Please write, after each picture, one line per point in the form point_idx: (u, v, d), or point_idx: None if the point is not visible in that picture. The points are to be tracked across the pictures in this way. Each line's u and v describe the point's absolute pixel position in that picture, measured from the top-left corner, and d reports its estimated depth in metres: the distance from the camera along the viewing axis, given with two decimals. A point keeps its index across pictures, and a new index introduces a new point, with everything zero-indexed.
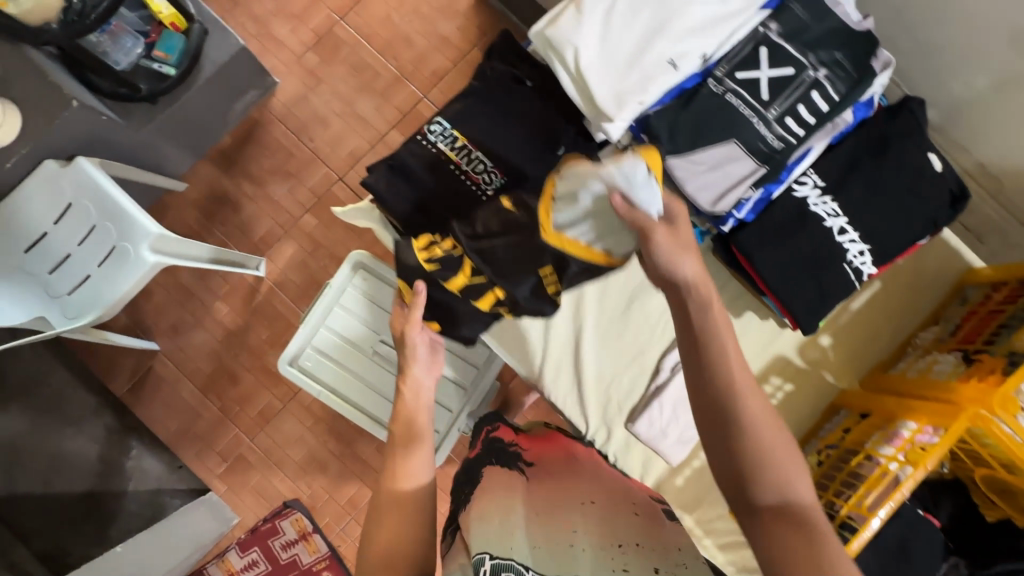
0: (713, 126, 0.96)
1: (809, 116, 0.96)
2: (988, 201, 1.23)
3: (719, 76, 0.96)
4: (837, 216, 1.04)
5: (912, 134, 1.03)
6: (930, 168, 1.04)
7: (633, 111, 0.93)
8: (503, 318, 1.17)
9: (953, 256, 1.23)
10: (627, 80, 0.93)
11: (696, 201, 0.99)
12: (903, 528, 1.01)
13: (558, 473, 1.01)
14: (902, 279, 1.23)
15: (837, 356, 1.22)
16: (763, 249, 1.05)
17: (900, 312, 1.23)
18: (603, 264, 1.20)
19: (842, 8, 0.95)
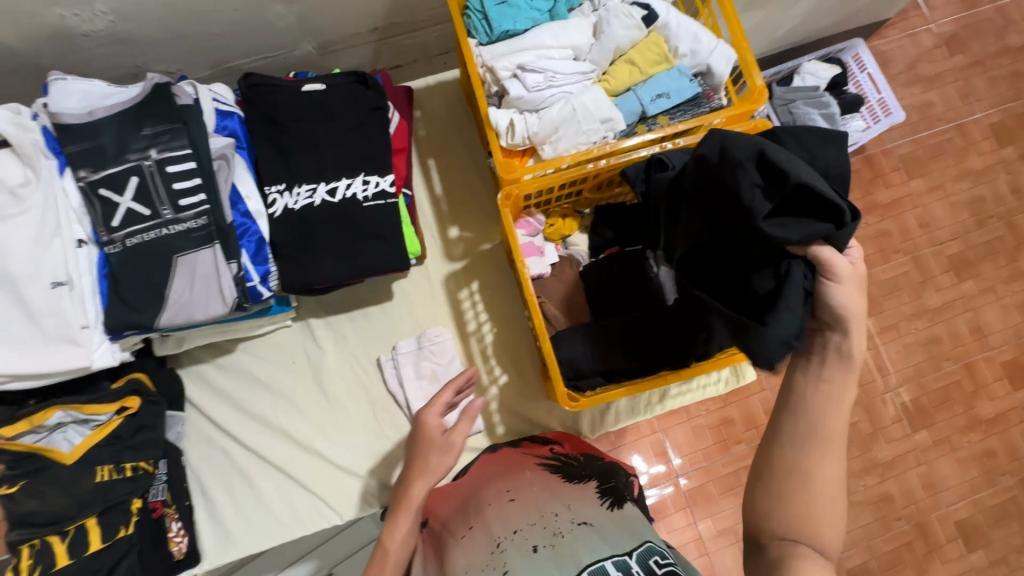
0: (150, 269, 0.95)
1: (193, 179, 0.96)
2: (413, 34, 1.30)
3: (106, 238, 0.94)
4: (316, 189, 1.06)
5: (278, 92, 1.07)
6: (317, 93, 1.09)
7: (89, 336, 0.92)
8: (265, 519, 1.13)
9: (441, 87, 1.31)
10: (53, 330, 0.90)
11: (215, 314, 0.98)
12: (603, 279, 1.07)
13: (455, 514, 0.97)
14: (437, 137, 1.29)
15: (473, 228, 1.26)
16: (311, 267, 1.05)
17: (465, 155, 1.29)
18: (273, 396, 1.18)
19: (97, 107, 0.94)
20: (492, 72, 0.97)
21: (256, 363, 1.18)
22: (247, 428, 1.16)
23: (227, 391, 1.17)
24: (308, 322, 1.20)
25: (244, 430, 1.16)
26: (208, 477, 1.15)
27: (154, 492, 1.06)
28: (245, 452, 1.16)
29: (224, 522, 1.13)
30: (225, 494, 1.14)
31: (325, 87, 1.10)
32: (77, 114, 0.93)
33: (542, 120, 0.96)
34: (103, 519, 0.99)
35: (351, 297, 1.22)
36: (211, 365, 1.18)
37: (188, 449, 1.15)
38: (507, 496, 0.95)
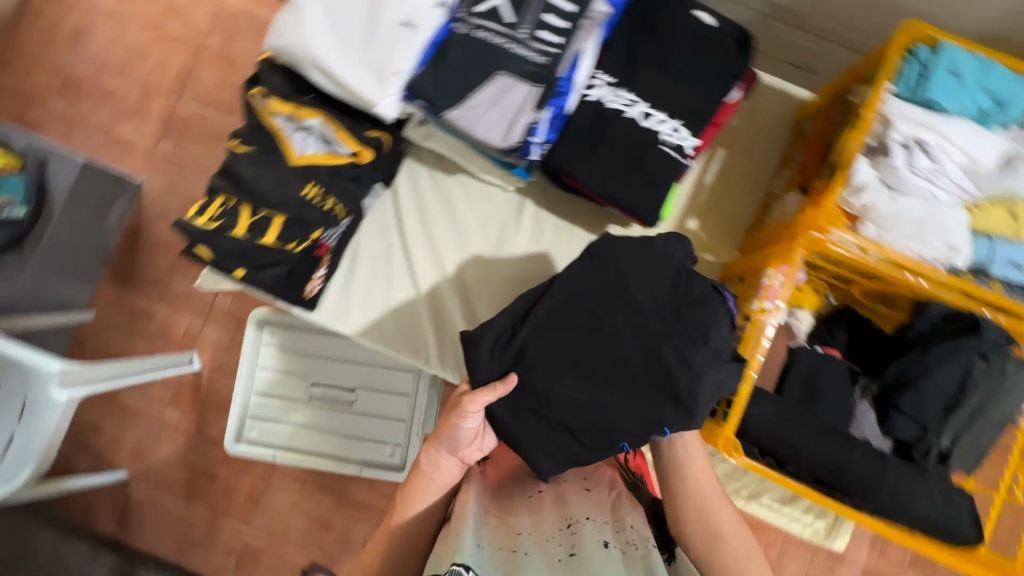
0: (475, 67, 0.96)
1: (562, 24, 0.96)
2: (797, 33, 1.22)
3: (462, 20, 0.97)
4: (633, 105, 1.04)
5: (670, 4, 1.06)
6: (703, 25, 1.05)
7: (394, 83, 0.95)
8: (380, 320, 1.19)
9: (781, 98, 1.24)
10: (376, 61, 0.94)
11: (490, 143, 0.98)
12: (807, 371, 1.05)
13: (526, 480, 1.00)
14: (743, 137, 1.24)
15: (710, 234, 1.22)
16: (583, 163, 1.04)
17: (753, 171, 1.24)
18: (452, 231, 1.20)
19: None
20: (886, 127, 0.90)
21: (461, 198, 1.21)
22: (419, 243, 1.20)
23: (426, 202, 1.21)
24: (524, 200, 1.22)
25: (416, 242, 1.20)
26: (365, 254, 1.21)
27: (329, 234, 1.11)
28: (403, 260, 1.20)
29: (351, 297, 1.19)
30: (366, 277, 1.20)
31: (715, 24, 1.05)
32: None
33: (895, 202, 0.89)
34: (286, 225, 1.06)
35: (571, 208, 1.21)
36: (429, 173, 1.22)
37: (366, 219, 1.21)
38: (582, 488, 0.96)
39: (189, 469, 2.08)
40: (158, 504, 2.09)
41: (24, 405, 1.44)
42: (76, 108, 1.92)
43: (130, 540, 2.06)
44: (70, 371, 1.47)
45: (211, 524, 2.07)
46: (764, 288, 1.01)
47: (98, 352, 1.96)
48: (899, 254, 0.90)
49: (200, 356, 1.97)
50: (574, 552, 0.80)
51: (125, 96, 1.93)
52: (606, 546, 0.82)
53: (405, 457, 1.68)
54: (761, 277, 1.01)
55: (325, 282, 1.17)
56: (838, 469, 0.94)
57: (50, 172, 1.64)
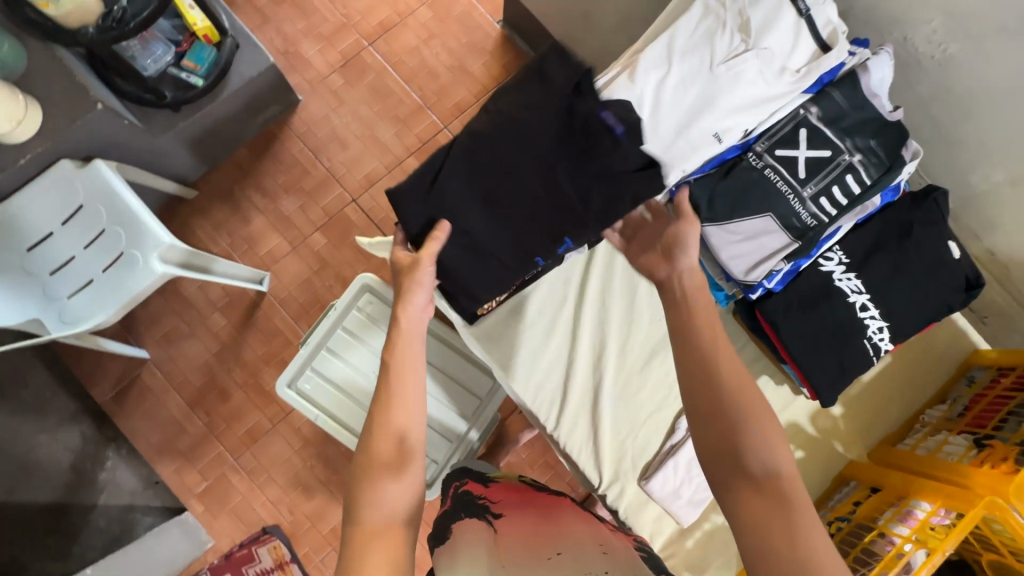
0: (751, 200, 1.00)
1: (842, 199, 1.00)
2: (998, 289, 1.26)
3: (757, 151, 1.00)
4: (857, 294, 1.08)
5: (934, 221, 1.08)
6: (949, 253, 1.09)
7: (676, 178, 0.98)
8: (524, 364, 1.17)
9: (959, 335, 1.27)
10: (676, 153, 0.96)
11: (730, 268, 1.03)
12: None
13: (549, 537, 0.90)
14: (912, 355, 1.27)
15: (847, 427, 1.24)
16: (789, 321, 1.07)
17: (909, 390, 1.26)
18: (625, 315, 1.20)
19: (879, 100, 0.99)
20: None
21: (647, 289, 1.21)
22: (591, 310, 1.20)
23: (613, 277, 1.21)
24: None
25: (588, 309, 1.20)
26: (538, 297, 1.19)
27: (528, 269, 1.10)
28: (570, 319, 1.20)
29: (509, 330, 1.17)
30: (532, 318, 1.18)
31: (958, 259, 1.10)
32: (869, 85, 0.98)
33: None
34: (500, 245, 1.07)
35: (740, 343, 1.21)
36: None
37: (554, 269, 1.19)
38: (599, 551, 0.85)
39: (207, 378, 1.72)
40: (160, 397, 1.70)
41: (121, 255, 1.24)
42: (276, 10, 1.91)
43: (109, 421, 1.66)
44: (175, 246, 1.29)
45: (199, 440, 1.69)
46: (911, 517, 1.03)
47: (176, 232, 1.81)
48: None
49: (272, 279, 1.79)
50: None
51: (325, 20, 1.94)
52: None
53: (437, 479, 1.37)
54: (915, 508, 1.02)
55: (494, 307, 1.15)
56: None
57: (237, 55, 1.54)
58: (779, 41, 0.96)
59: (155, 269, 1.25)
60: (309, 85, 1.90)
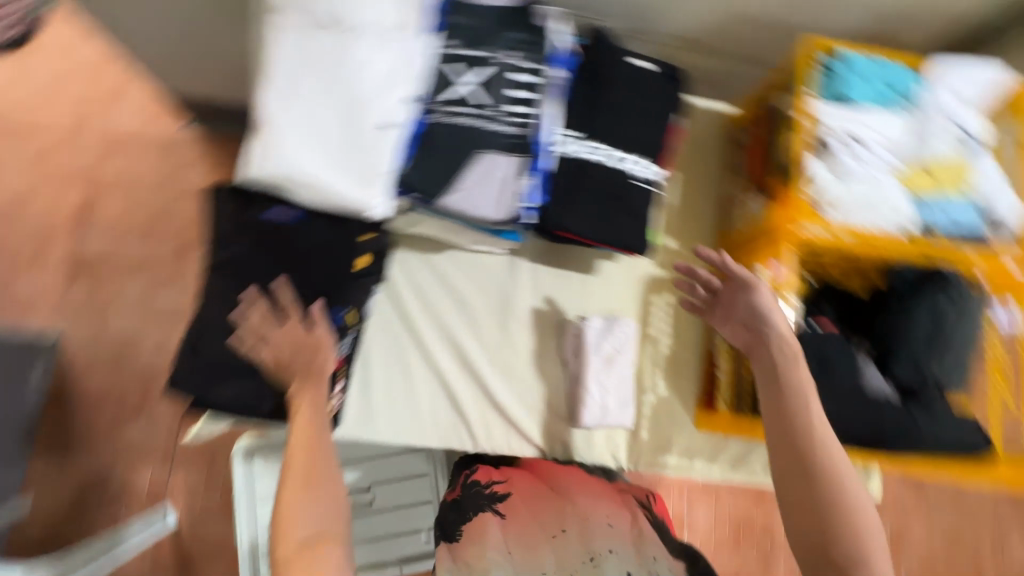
0: (455, 153, 0.85)
1: (523, 95, 0.87)
2: (752, 68, 1.10)
3: (429, 110, 0.84)
4: (617, 157, 0.89)
5: (599, 62, 0.90)
6: (641, 72, 0.91)
7: (384, 183, 0.82)
8: (409, 422, 0.93)
9: (710, 115, 1.11)
10: (335, 152, 0.80)
11: (481, 215, 0.86)
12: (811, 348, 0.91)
13: (548, 507, 0.83)
14: (686, 156, 1.09)
15: (684, 243, 1.06)
16: (572, 209, 0.88)
17: (713, 184, 1.09)
18: (455, 299, 0.96)
19: (412, 23, 0.82)
20: (820, 125, 0.87)
21: (458, 269, 0.97)
22: (425, 325, 0.95)
23: (426, 290, 0.96)
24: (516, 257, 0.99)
25: (425, 327, 0.95)
26: (376, 356, 0.94)
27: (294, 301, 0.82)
28: (411, 353, 0.95)
29: (376, 401, 0.93)
30: (385, 383, 0.94)
31: (653, 70, 0.92)
32: None
33: (844, 186, 0.87)
34: (269, 340, 0.79)
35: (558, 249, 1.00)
36: (421, 258, 0.97)
37: (368, 329, 0.94)
38: (604, 520, 0.81)
39: None
40: None
41: None
42: None
43: None
44: None
45: None
46: None
47: None
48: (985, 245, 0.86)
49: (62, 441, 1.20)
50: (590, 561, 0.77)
51: None
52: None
53: None
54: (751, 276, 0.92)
55: (343, 398, 0.90)
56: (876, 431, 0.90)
57: None
58: (377, 12, 0.80)
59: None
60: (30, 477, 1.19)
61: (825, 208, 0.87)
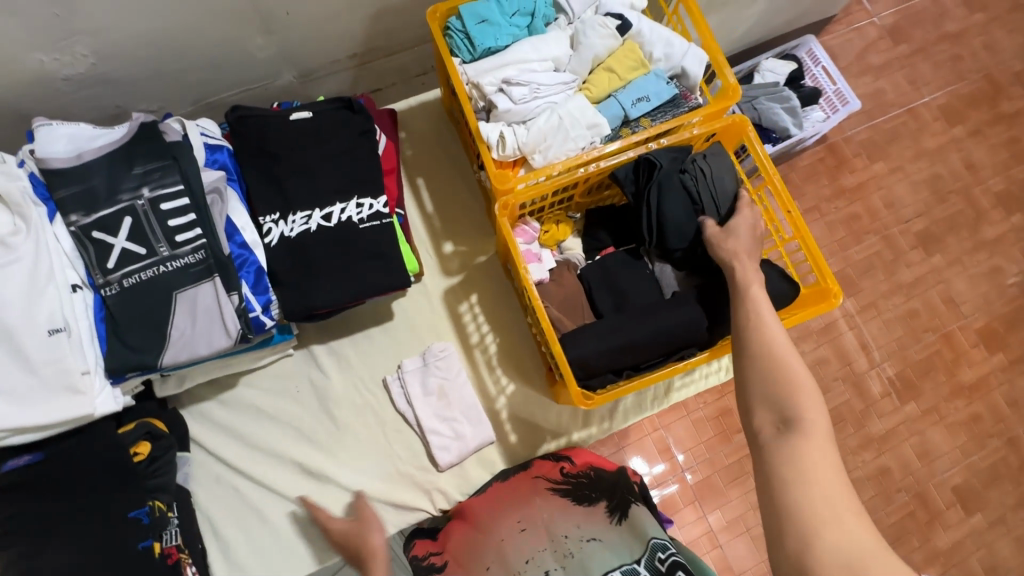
0: (148, 259, 0.68)
1: (190, 217, 0.70)
2: None
3: (103, 281, 0.68)
4: (530, 146, 0.72)
5: (274, 126, 0.78)
6: (318, 120, 0.80)
7: (198, 321, 0.69)
8: (280, 546, 0.81)
9: (421, 104, 0.97)
10: (12, 323, 0.63)
11: (215, 344, 0.70)
12: (603, 278, 0.78)
13: (472, 552, 0.74)
14: (424, 154, 0.96)
15: (470, 247, 0.93)
16: (310, 286, 0.76)
17: (454, 176, 0.96)
18: (316, 387, 0.86)
19: (91, 148, 0.68)
20: (478, 85, 0.73)
21: (257, 390, 0.85)
22: (260, 462, 0.83)
23: (255, 419, 0.84)
24: (308, 351, 0.87)
25: (278, 436, 0.84)
26: (223, 511, 0.81)
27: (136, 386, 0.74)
28: (265, 469, 0.83)
29: (244, 551, 0.80)
30: (239, 520, 0.81)
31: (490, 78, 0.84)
32: None
33: (636, 106, 0.75)
34: (88, 505, 0.69)
35: (456, 289, 0.91)
36: (209, 407, 0.84)
37: (196, 488, 0.81)
38: (515, 528, 0.75)
39: None
40: None
41: None
42: None
43: None
44: None
45: None
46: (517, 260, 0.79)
47: None
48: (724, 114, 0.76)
49: None
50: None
51: None
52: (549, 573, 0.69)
53: None
54: None
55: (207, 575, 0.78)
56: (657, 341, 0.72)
57: None
58: (53, 139, 0.67)
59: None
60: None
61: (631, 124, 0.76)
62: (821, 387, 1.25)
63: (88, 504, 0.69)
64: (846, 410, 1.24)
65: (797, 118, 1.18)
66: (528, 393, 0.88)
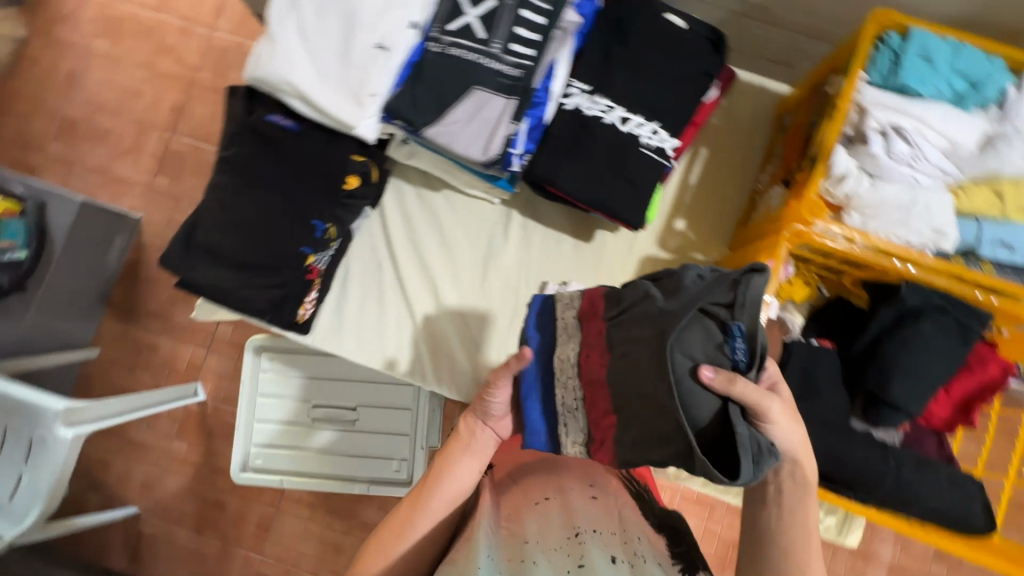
0: (477, 48, 0.70)
1: (535, 37, 0.71)
2: None
3: (435, 35, 0.71)
4: (859, 201, 0.65)
5: (643, 11, 0.76)
6: (677, 33, 0.77)
7: (476, 125, 0.72)
8: (375, 335, 0.86)
9: (759, 89, 0.91)
10: (359, 16, 0.68)
11: (469, 152, 0.73)
12: (807, 364, 0.72)
13: (531, 475, 0.75)
14: (726, 132, 0.90)
15: (697, 241, 0.89)
16: (567, 165, 0.76)
17: (734, 170, 0.90)
18: (491, 244, 0.88)
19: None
20: (862, 114, 0.66)
21: (450, 210, 0.88)
22: (410, 263, 0.87)
23: (428, 228, 0.88)
24: (509, 213, 0.88)
25: (435, 255, 0.87)
26: (358, 275, 0.87)
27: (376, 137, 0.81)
28: (409, 271, 0.87)
29: (350, 317, 0.86)
30: (364, 292, 0.87)
31: (683, 26, 0.77)
32: None
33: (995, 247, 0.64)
34: (294, 194, 0.78)
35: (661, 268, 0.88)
36: (407, 193, 0.88)
37: (354, 242, 0.87)
38: (585, 495, 0.68)
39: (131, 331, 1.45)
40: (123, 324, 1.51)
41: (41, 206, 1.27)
42: None
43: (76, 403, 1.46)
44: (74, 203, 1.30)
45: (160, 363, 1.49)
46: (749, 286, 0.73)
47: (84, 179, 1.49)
48: None
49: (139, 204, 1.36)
50: (583, 565, 0.55)
51: None
52: (615, 563, 0.56)
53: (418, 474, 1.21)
54: None
55: (318, 307, 0.85)
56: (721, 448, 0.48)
57: None
58: None
59: (65, 436, 1.11)
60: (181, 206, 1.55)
61: (972, 258, 0.65)
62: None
63: (295, 191, 0.78)
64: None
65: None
66: None
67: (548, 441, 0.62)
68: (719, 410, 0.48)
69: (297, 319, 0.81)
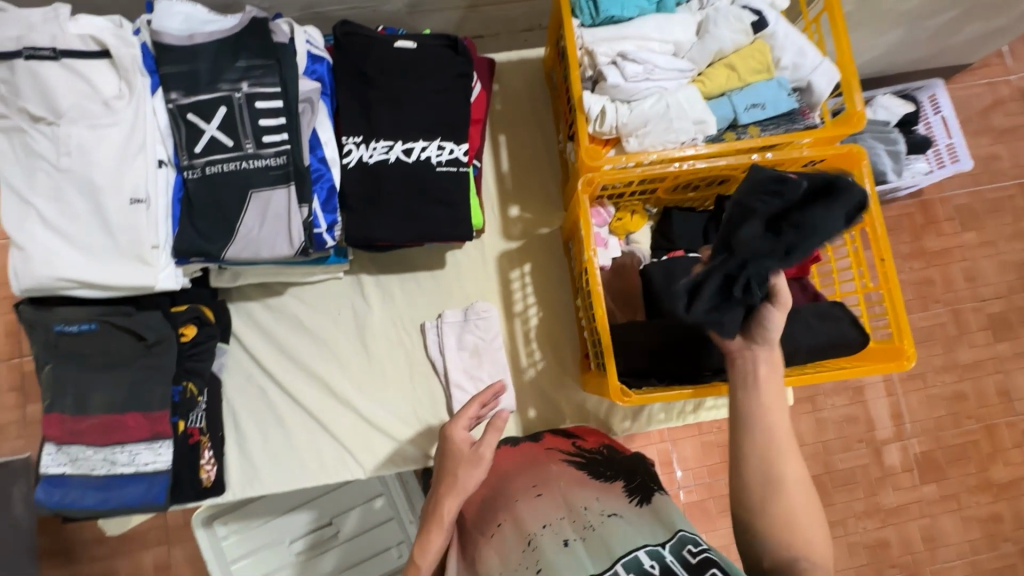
0: (229, 160, 0.70)
1: (281, 120, 0.70)
2: None
3: (187, 163, 0.69)
4: (628, 128, 0.69)
5: (373, 51, 0.77)
6: (414, 55, 0.79)
7: (268, 226, 0.71)
8: (289, 457, 0.83)
9: (520, 61, 0.95)
10: (99, 183, 0.65)
11: (274, 252, 0.71)
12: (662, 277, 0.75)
13: (483, 506, 0.68)
14: (513, 112, 0.94)
15: (538, 217, 0.92)
16: (379, 217, 0.76)
17: (537, 141, 0.94)
18: (357, 314, 0.87)
19: (201, 34, 0.69)
20: (593, 53, 0.70)
21: (305, 307, 0.87)
22: (289, 372, 0.85)
23: (289, 331, 0.86)
24: (359, 278, 0.88)
25: (308, 351, 0.86)
26: (246, 410, 0.84)
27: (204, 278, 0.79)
28: (291, 379, 0.85)
29: (258, 454, 0.83)
30: (260, 422, 0.84)
31: (416, 47, 0.79)
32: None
33: (751, 114, 0.70)
34: (125, 373, 0.73)
35: (519, 255, 0.90)
36: (252, 311, 0.86)
37: (226, 381, 0.84)
38: (530, 494, 0.66)
39: None
40: None
41: None
42: None
43: None
44: None
45: None
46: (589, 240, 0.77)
47: None
48: (831, 142, 0.71)
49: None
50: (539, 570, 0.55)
51: None
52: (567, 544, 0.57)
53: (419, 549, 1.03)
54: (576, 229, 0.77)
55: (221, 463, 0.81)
56: (108, 354, 0.72)
57: None
58: (166, 19, 0.68)
59: None
60: (27, 444, 1.10)
61: (738, 131, 0.72)
62: (842, 444, 1.19)
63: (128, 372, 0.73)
64: (861, 473, 1.19)
65: (899, 166, 1.05)
66: (558, 370, 0.88)
67: (146, 480, 0.73)
68: (61, 340, 0.71)
69: (202, 485, 0.77)
